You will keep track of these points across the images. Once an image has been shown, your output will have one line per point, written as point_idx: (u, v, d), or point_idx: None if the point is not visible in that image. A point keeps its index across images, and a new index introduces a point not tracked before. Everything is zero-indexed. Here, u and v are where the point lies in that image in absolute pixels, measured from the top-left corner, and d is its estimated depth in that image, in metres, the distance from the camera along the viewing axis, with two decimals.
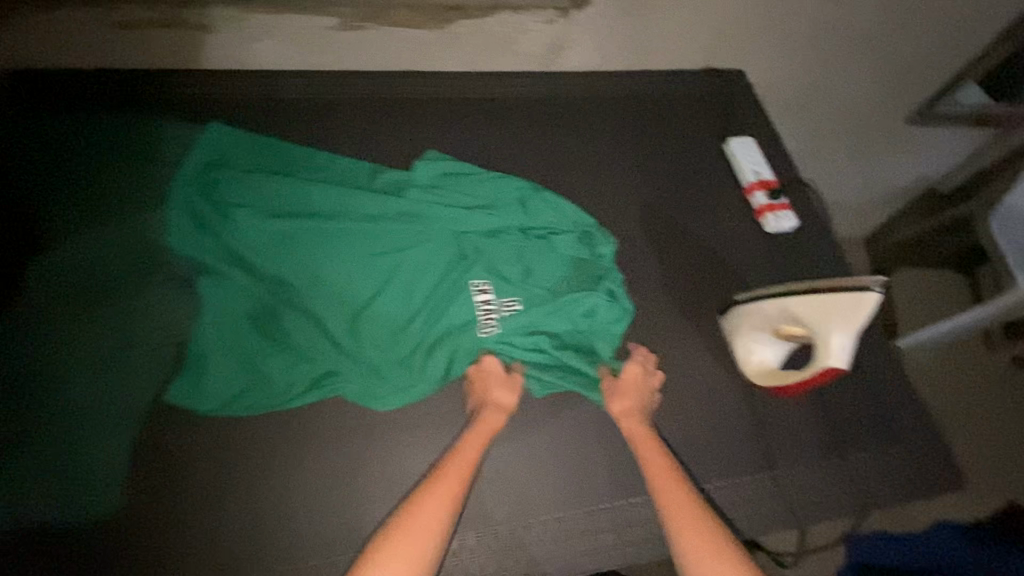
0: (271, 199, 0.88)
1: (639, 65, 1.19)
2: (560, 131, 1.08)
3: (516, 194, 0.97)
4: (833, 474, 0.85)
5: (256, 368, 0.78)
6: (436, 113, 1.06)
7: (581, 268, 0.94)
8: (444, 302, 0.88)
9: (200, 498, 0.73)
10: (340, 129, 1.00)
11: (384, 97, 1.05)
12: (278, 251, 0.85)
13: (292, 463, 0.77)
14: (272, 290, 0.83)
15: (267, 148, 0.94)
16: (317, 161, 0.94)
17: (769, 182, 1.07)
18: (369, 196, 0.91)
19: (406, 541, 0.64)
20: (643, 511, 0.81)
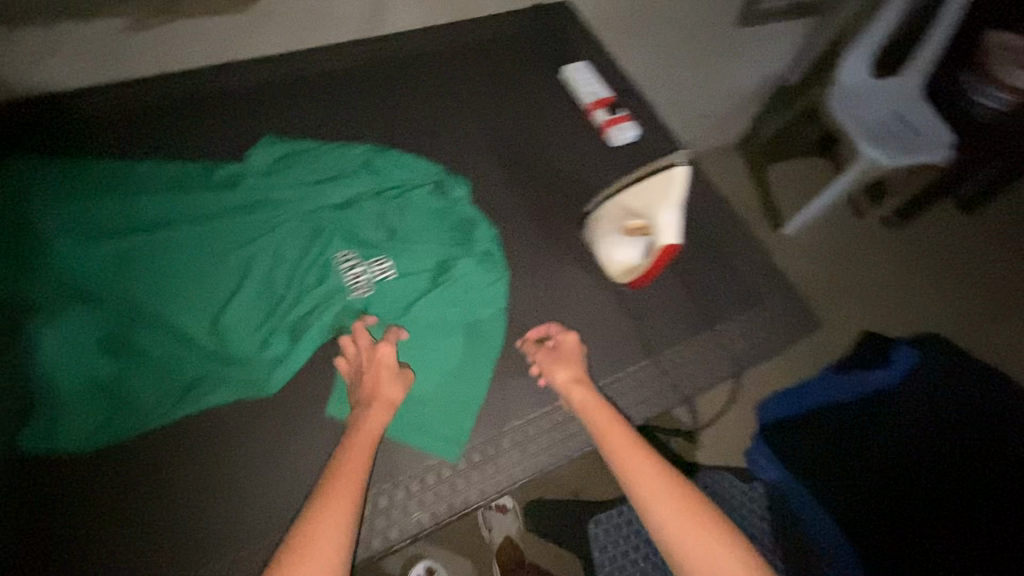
0: (99, 218, 0.83)
1: (470, 14, 1.20)
2: (405, 91, 1.08)
3: (358, 161, 0.96)
4: (708, 344, 0.93)
5: (118, 390, 0.74)
6: (255, 103, 1.02)
7: (441, 211, 0.95)
8: (309, 279, 0.86)
9: (83, 531, 0.68)
10: (166, 134, 0.95)
11: (209, 93, 1.00)
12: (120, 267, 0.80)
13: (179, 478, 0.73)
14: (120, 307, 0.78)
15: (89, 165, 0.88)
16: (141, 171, 0.89)
17: (606, 98, 1.13)
18: (209, 195, 0.89)
19: (312, 558, 0.61)
20: (550, 425, 0.84)
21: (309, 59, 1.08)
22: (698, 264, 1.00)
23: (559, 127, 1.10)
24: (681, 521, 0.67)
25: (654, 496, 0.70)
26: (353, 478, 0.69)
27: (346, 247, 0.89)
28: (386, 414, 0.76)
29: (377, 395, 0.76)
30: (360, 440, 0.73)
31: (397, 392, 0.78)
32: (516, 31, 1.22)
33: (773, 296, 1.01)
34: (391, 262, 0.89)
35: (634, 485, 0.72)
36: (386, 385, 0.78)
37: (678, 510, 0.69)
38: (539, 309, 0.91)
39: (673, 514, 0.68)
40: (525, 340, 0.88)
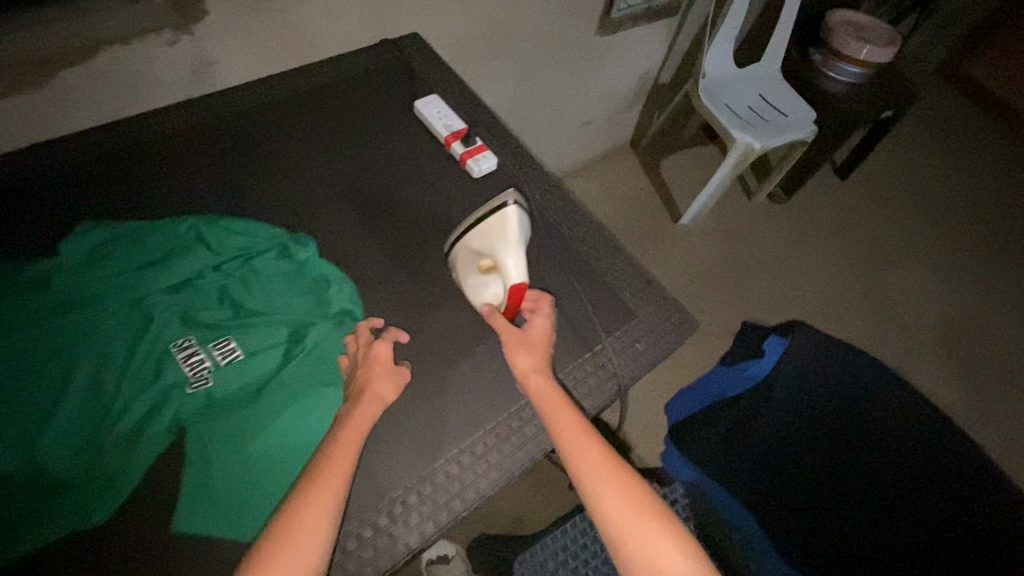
0: None
1: (313, 58, 1.16)
2: (245, 148, 1.01)
3: (190, 235, 0.88)
4: (592, 364, 0.92)
5: None
6: (64, 186, 0.91)
7: (290, 275, 0.89)
8: (141, 378, 0.77)
9: None
10: None
11: (7, 181, 0.89)
12: None
13: None
14: None
15: None
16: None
17: (460, 130, 1.10)
18: (8, 302, 0.78)
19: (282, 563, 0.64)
20: (436, 485, 0.78)
21: (131, 128, 0.99)
22: (570, 286, 0.99)
23: (416, 165, 1.07)
24: (624, 506, 0.74)
25: (602, 490, 0.75)
26: (328, 487, 0.69)
27: (184, 334, 0.81)
28: (377, 410, 0.78)
29: (369, 392, 0.78)
30: (336, 451, 0.73)
31: (392, 391, 0.81)
32: (365, 69, 1.18)
33: (650, 305, 1.01)
34: (237, 342, 0.81)
35: (581, 474, 0.77)
36: (376, 382, 0.80)
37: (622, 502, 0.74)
38: (412, 361, 0.86)
39: (616, 508, 0.74)
40: (399, 399, 0.83)
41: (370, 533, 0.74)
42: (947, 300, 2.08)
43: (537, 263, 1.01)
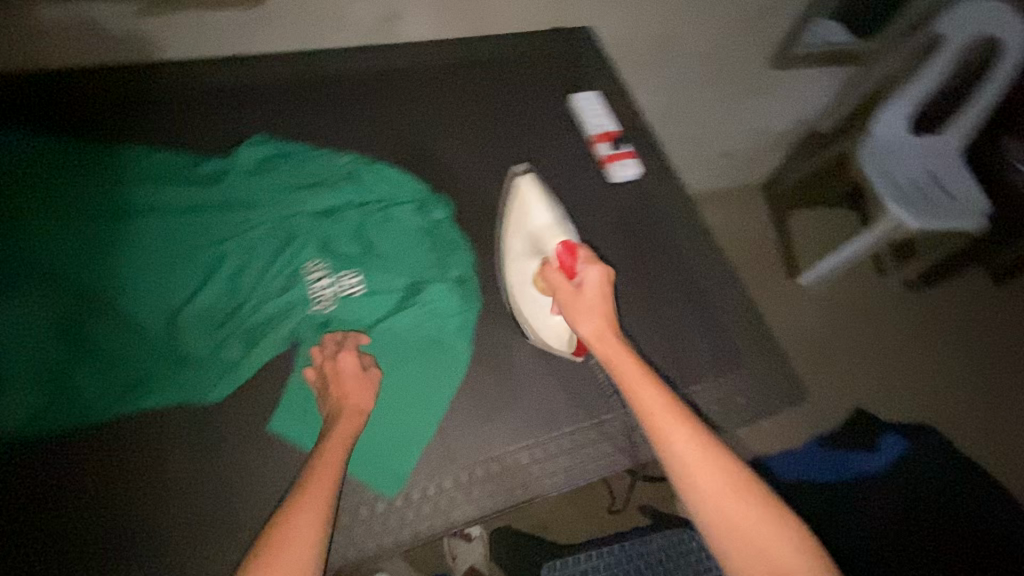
0: (78, 204, 0.84)
1: (489, 31, 1.18)
2: (407, 102, 1.06)
3: (346, 168, 0.94)
4: (684, 402, 0.88)
5: (62, 378, 0.74)
6: (249, 101, 1.00)
7: (418, 230, 0.92)
8: (272, 287, 0.84)
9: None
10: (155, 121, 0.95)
11: (206, 84, 1.00)
12: (90, 254, 0.81)
13: (99, 480, 0.71)
14: (83, 294, 0.79)
15: (69, 146, 0.88)
16: (129, 156, 0.90)
17: (612, 132, 1.09)
18: (187, 189, 0.88)
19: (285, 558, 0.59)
20: (501, 469, 0.79)
21: (315, 61, 1.06)
22: (683, 316, 0.94)
23: (559, 155, 1.06)
24: (724, 493, 0.63)
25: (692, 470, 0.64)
26: (325, 480, 0.65)
27: (317, 257, 0.87)
28: (358, 422, 0.73)
29: (349, 404, 0.74)
30: (333, 445, 0.69)
31: (369, 399, 0.76)
32: (533, 53, 1.19)
33: (760, 360, 0.95)
34: (361, 279, 0.87)
35: (673, 454, 0.65)
36: (351, 391, 0.75)
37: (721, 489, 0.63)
38: (508, 345, 0.87)
39: (716, 496, 0.63)
40: (488, 378, 0.84)
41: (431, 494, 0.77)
42: None
43: (654, 285, 0.96)
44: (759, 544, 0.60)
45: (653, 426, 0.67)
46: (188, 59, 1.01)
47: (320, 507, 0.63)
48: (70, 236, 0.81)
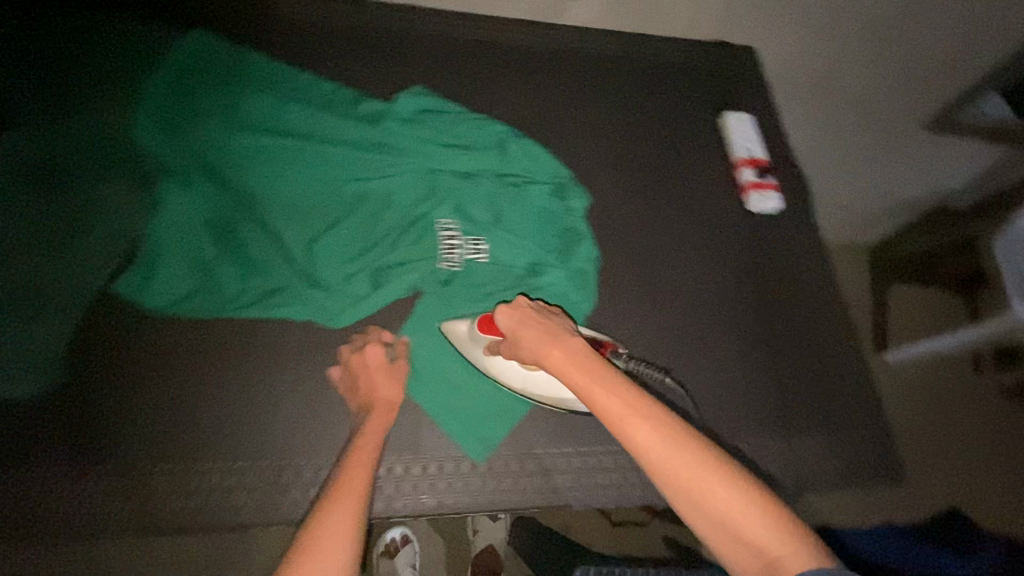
0: (247, 112, 0.88)
1: (652, 31, 1.15)
2: (559, 84, 1.05)
3: (493, 137, 0.94)
4: (776, 449, 0.86)
5: (208, 270, 0.78)
6: (413, 52, 1.02)
7: (549, 214, 0.92)
8: (404, 235, 0.86)
9: (121, 390, 0.74)
10: (328, 55, 0.99)
11: (377, 29, 1.03)
12: (250, 161, 0.84)
13: (223, 374, 0.77)
14: (238, 196, 0.82)
15: (251, 60, 0.93)
16: (298, 82, 0.94)
17: (759, 159, 1.04)
18: (345, 121, 0.91)
19: (324, 537, 0.55)
20: (582, 461, 0.82)
21: (479, 27, 1.07)
22: (793, 364, 0.91)
23: (699, 170, 1.03)
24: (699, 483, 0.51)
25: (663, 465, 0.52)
26: (358, 471, 0.64)
27: (450, 217, 0.89)
28: (388, 416, 0.74)
29: (376, 400, 0.75)
30: (362, 443, 0.69)
31: (396, 391, 0.76)
32: (691, 62, 1.16)
33: (865, 430, 0.90)
34: (486, 248, 0.88)
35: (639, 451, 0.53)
36: (381, 386, 0.76)
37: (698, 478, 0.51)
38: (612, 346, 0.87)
39: (690, 489, 0.51)
40: None
41: (513, 467, 0.80)
42: None
43: (772, 324, 0.93)
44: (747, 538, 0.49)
45: (615, 427, 0.55)
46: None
47: (358, 486, 0.62)
48: (235, 140, 0.85)
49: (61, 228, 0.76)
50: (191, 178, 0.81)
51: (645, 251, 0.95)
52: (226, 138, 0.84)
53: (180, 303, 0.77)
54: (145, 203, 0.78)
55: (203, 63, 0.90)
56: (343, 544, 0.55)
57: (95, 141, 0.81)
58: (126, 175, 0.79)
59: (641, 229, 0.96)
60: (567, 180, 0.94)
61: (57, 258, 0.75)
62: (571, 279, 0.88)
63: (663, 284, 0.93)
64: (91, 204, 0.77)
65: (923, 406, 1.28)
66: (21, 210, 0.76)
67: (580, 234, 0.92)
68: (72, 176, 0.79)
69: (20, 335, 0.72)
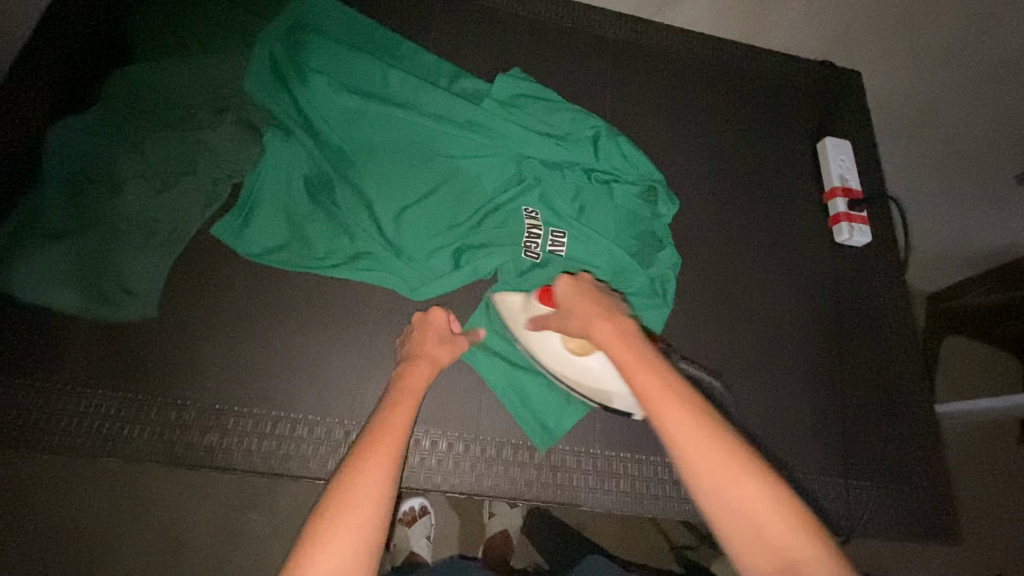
0: (350, 72, 0.87)
1: (757, 43, 1.12)
2: (657, 85, 1.03)
3: (587, 131, 0.93)
4: (832, 486, 0.85)
5: (302, 226, 0.80)
6: (515, 34, 1.02)
7: (634, 215, 0.91)
8: (488, 217, 0.86)
9: (207, 328, 0.77)
10: (432, 27, 0.99)
11: (483, 7, 1.02)
12: (349, 123, 0.84)
13: (303, 329, 0.79)
14: (335, 157, 0.83)
15: (358, 22, 0.93)
16: (401, 49, 0.94)
17: (853, 190, 1.01)
18: (444, 93, 0.89)
19: (353, 502, 0.53)
20: (636, 466, 0.82)
21: (584, 17, 1.06)
22: (859, 403, 0.90)
23: (789, 193, 1.01)
24: (715, 466, 0.50)
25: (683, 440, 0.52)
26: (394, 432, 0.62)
27: (536, 205, 0.88)
28: (432, 373, 0.73)
29: (424, 355, 0.74)
30: (401, 403, 0.67)
31: (446, 356, 0.75)
32: (794, 80, 1.12)
33: (925, 482, 0.88)
34: (568, 241, 0.88)
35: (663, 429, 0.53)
36: (431, 346, 0.75)
37: (722, 466, 0.50)
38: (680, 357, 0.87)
39: (711, 476, 0.49)
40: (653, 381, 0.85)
41: (568, 461, 0.80)
42: None
43: (844, 361, 0.92)
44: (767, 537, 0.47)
45: (649, 406, 0.55)
46: None
47: (393, 444, 0.60)
48: (336, 97, 0.84)
49: (166, 164, 0.78)
50: (293, 133, 0.82)
51: (724, 267, 0.93)
52: (327, 94, 0.83)
53: (274, 253, 0.80)
54: (249, 152, 0.80)
55: (313, 19, 0.90)
56: (377, 503, 0.54)
57: (207, 82, 0.83)
58: (233, 121, 0.80)
59: (723, 245, 0.94)
60: (656, 183, 0.92)
61: (159, 191, 0.77)
62: (648, 284, 0.88)
63: (739, 304, 0.92)
64: (197, 144, 0.79)
65: (979, 465, 1.23)
66: (131, 141, 0.78)
67: (662, 240, 0.91)
68: (183, 114, 0.80)
69: (119, 262, 0.75)
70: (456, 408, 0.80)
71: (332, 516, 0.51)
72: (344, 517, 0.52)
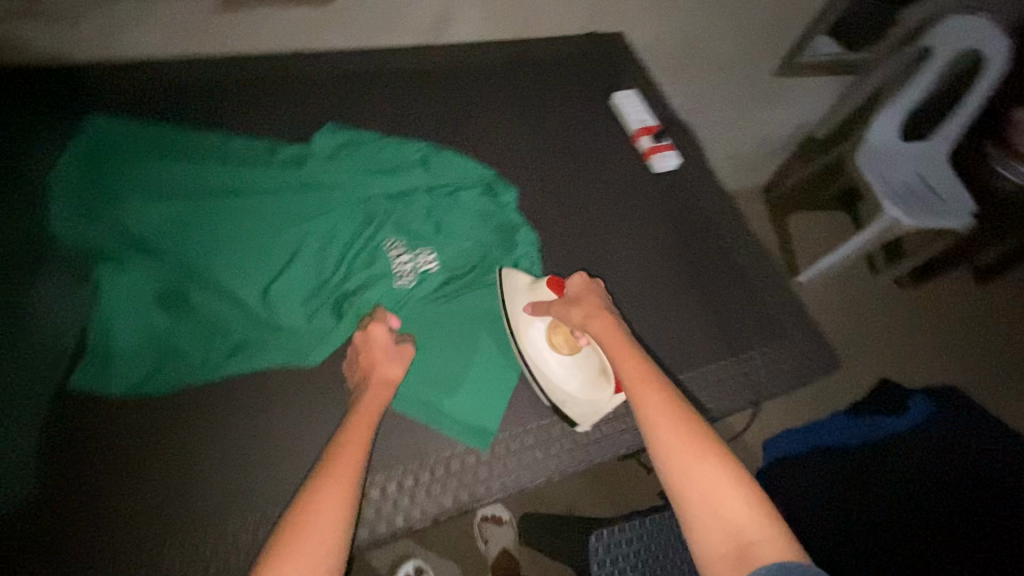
0: (167, 181, 0.88)
1: (530, 37, 1.27)
2: (461, 98, 1.13)
3: (415, 156, 1.00)
4: (731, 368, 0.97)
5: (169, 341, 0.78)
6: (317, 94, 1.06)
7: (484, 212, 0.99)
8: (355, 264, 0.89)
9: (98, 481, 0.71)
10: (235, 112, 1.01)
11: (277, 79, 1.06)
12: (181, 228, 0.84)
13: (207, 437, 0.76)
14: (179, 264, 0.82)
15: (162, 130, 0.94)
16: (211, 142, 0.95)
17: (652, 127, 1.17)
18: (268, 171, 0.93)
19: (310, 529, 0.58)
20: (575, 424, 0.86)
21: (374, 61, 1.13)
22: (725, 291, 1.05)
23: (604, 149, 1.15)
24: (689, 460, 0.63)
25: (667, 441, 0.65)
26: (352, 454, 0.67)
27: (394, 237, 0.93)
28: (385, 391, 0.76)
29: (376, 374, 0.77)
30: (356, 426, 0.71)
31: (399, 371, 0.78)
32: (572, 56, 1.28)
33: (796, 332, 1.04)
34: (435, 255, 0.93)
35: (649, 427, 0.67)
36: (381, 362, 0.78)
37: (693, 463, 0.62)
38: None
39: (678, 468, 0.63)
40: None
41: (514, 448, 0.83)
42: None
43: (701, 263, 1.06)
44: (730, 525, 0.58)
45: (633, 399, 0.71)
46: (257, 56, 1.07)
47: (347, 475, 0.64)
48: (159, 209, 0.84)
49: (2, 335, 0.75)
50: (126, 258, 0.80)
51: (577, 228, 1.04)
52: (149, 210, 0.83)
53: (148, 378, 0.76)
54: (86, 291, 0.78)
55: (110, 142, 0.89)
56: (331, 535, 0.59)
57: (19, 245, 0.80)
58: (62, 269, 0.79)
59: (570, 211, 1.05)
60: (490, 179, 1.01)
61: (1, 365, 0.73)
62: (519, 264, 0.95)
63: (600, 254, 1.02)
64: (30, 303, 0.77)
65: None
66: None
67: (516, 224, 0.99)
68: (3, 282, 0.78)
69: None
70: (390, 446, 0.79)
71: (287, 546, 0.57)
72: (303, 547, 0.57)
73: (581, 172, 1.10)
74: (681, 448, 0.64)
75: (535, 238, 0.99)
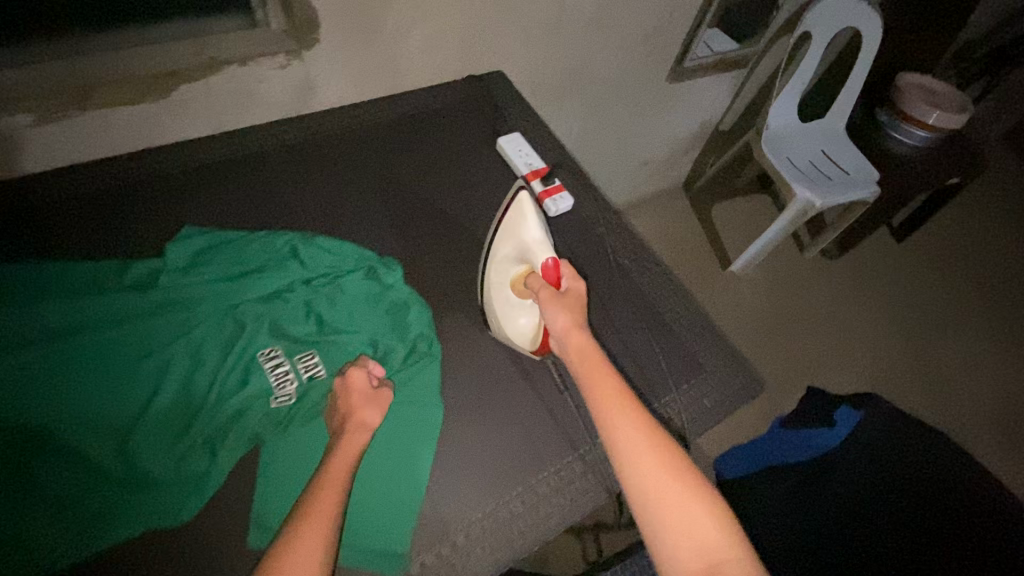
0: None
1: (405, 90, 1.21)
2: (336, 172, 1.06)
3: (285, 249, 0.92)
4: (656, 413, 0.92)
5: None
6: (171, 195, 0.97)
7: (370, 296, 0.92)
8: (229, 385, 0.80)
9: None
10: (73, 234, 0.90)
11: (121, 188, 0.96)
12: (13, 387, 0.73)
13: None
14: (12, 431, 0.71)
15: None
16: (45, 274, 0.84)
17: (541, 168, 1.13)
18: (114, 297, 0.82)
19: None
20: (497, 517, 0.78)
21: (233, 146, 1.04)
22: (639, 331, 1.00)
23: (495, 200, 1.10)
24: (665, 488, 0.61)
25: (641, 463, 0.63)
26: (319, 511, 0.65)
27: (271, 344, 0.84)
28: (365, 434, 0.74)
29: (354, 417, 0.75)
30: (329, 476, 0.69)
31: (378, 416, 0.77)
32: (451, 104, 1.23)
33: (716, 361, 1.01)
34: (320, 358, 0.84)
35: (620, 448, 0.65)
36: (358, 406, 0.77)
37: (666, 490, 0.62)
38: (481, 392, 0.88)
39: (652, 496, 0.61)
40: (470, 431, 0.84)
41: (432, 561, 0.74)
42: (1003, 381, 1.99)
43: (610, 306, 1.02)
44: (706, 547, 0.58)
45: (602, 414, 0.68)
46: (96, 165, 0.97)
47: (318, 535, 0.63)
48: None
49: None
50: None
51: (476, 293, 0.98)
52: None
53: None
54: None
55: None
56: None
57: None
58: None
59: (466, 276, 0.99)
60: (373, 260, 0.95)
61: None
62: (415, 348, 0.89)
63: None
64: None
65: None
66: None
67: (407, 303, 0.92)
68: None
69: None
70: None
71: None
72: None
73: (473, 230, 1.05)
74: (657, 474, 0.63)
75: (430, 315, 0.92)
